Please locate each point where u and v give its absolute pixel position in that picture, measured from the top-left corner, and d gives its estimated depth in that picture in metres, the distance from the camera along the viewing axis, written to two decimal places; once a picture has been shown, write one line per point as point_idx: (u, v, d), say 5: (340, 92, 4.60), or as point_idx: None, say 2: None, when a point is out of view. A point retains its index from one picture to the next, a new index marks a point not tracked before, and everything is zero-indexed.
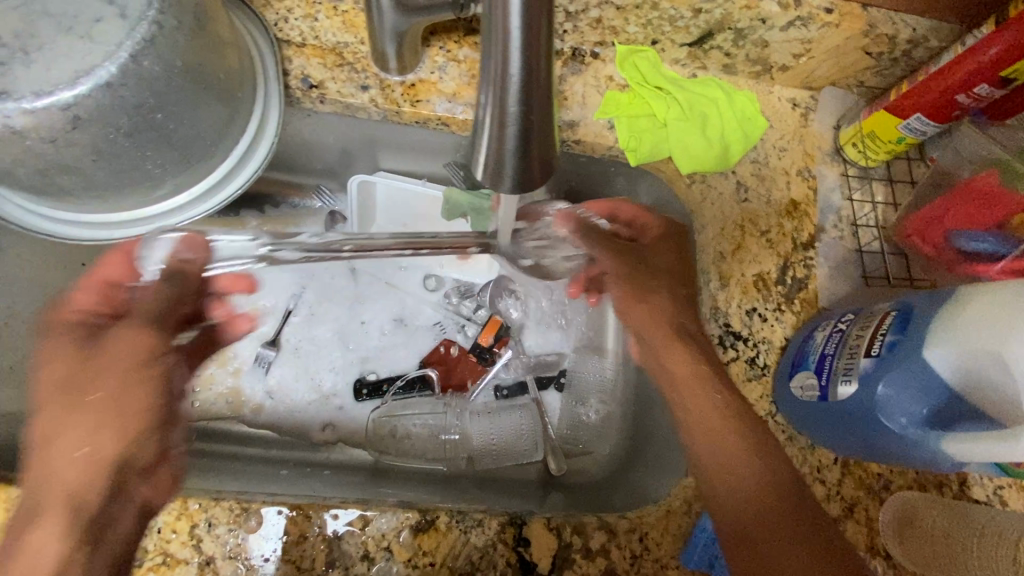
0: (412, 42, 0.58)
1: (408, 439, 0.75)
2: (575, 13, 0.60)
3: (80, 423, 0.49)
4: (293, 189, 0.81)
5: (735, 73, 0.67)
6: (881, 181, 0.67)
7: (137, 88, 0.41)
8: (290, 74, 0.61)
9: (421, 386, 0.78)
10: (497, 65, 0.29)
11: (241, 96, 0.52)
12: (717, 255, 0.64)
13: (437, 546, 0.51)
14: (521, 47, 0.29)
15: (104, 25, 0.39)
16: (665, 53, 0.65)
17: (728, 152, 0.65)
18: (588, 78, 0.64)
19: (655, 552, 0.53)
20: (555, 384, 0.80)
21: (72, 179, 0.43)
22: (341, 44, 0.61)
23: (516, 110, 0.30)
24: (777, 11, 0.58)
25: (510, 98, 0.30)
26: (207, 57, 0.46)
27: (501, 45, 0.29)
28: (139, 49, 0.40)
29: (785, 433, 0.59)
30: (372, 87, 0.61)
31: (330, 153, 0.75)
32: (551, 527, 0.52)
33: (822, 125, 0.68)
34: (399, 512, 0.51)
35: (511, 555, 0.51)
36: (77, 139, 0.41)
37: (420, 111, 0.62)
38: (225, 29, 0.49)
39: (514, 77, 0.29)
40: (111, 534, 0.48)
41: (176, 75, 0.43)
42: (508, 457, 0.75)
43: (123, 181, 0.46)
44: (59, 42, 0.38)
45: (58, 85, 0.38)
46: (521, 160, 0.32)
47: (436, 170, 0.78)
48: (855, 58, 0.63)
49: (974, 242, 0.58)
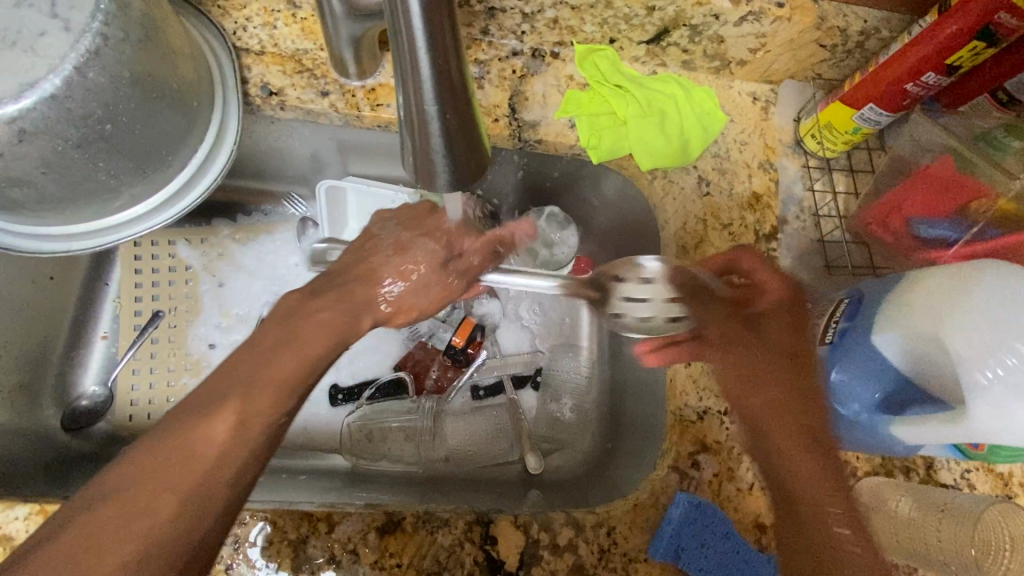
0: (369, 47, 0.58)
1: (384, 443, 0.75)
2: (531, 14, 0.61)
3: (134, 522, 0.39)
4: (263, 197, 0.81)
5: (694, 69, 0.67)
6: (842, 172, 0.68)
7: (83, 100, 0.41)
8: (250, 82, 0.61)
9: (395, 390, 0.78)
10: (409, 63, 0.29)
11: (196, 106, 0.52)
12: (680, 249, 0.64)
13: (404, 547, 0.51)
14: (426, 47, 0.29)
15: (49, 39, 0.39)
16: (624, 51, 0.65)
17: (688, 147, 0.65)
18: (549, 78, 0.65)
19: (624, 546, 0.54)
20: (531, 382, 0.81)
21: (25, 192, 0.44)
22: (300, 51, 0.62)
23: (433, 108, 0.30)
24: (729, 6, 0.59)
25: (427, 97, 0.30)
26: (158, 66, 0.46)
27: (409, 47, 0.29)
28: (84, 60, 0.40)
29: None
30: (333, 92, 0.62)
31: (298, 160, 0.76)
32: (518, 524, 0.53)
33: (782, 118, 0.69)
34: (365, 514, 0.51)
35: (479, 553, 0.52)
36: (25, 152, 0.41)
37: (381, 115, 0.62)
38: (177, 38, 0.49)
39: (426, 80, 0.30)
40: None
41: (125, 85, 0.44)
42: (484, 457, 0.76)
43: (76, 193, 0.46)
44: (2, 57, 0.38)
45: (2, 99, 0.38)
46: (447, 157, 0.32)
47: (405, 174, 0.78)
48: (810, 51, 0.64)
49: (931, 229, 0.59)
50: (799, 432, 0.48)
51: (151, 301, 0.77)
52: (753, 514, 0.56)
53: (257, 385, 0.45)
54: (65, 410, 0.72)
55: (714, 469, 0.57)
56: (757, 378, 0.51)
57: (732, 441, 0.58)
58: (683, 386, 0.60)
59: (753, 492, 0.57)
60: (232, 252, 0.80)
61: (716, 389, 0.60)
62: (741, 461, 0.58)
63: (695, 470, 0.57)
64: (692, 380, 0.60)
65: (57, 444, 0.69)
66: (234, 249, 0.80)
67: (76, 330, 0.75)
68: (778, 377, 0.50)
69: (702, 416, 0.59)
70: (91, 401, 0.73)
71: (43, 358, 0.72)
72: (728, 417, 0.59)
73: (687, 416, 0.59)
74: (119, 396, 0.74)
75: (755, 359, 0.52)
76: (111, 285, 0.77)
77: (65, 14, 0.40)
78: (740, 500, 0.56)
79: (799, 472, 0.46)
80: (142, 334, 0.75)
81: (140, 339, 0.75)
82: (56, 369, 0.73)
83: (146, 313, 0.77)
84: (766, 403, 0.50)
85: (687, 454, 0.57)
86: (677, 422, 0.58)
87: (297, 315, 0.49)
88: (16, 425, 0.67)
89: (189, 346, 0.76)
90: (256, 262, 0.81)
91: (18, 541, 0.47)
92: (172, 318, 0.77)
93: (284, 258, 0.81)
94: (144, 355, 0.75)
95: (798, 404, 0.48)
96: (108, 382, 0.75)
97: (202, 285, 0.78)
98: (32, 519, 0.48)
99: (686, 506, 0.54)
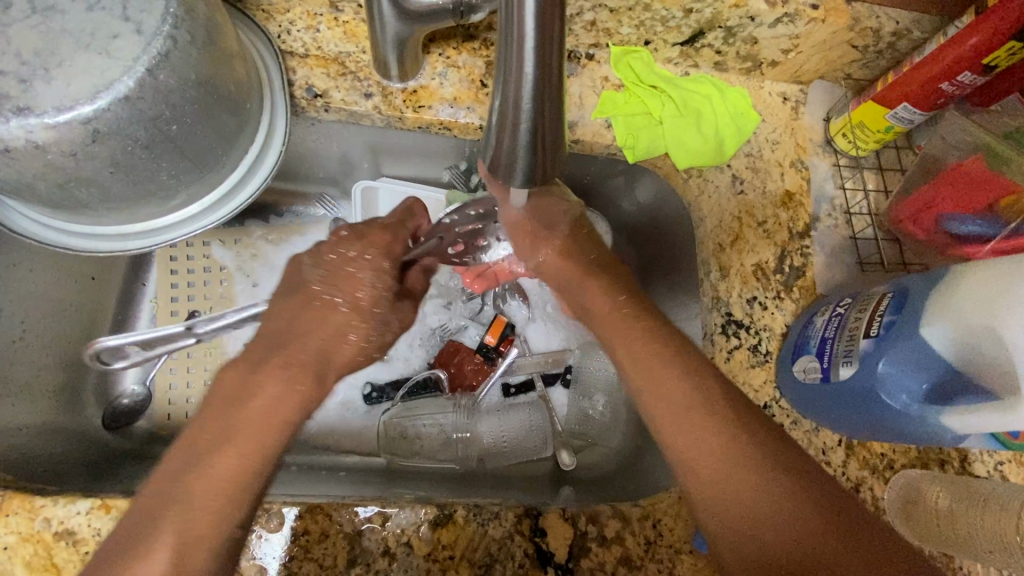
0: (413, 50, 0.59)
1: (418, 440, 0.76)
2: (570, 17, 0.62)
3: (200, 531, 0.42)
4: (296, 198, 0.82)
5: (726, 70, 0.69)
6: (872, 170, 0.69)
7: (153, 101, 0.42)
8: (295, 84, 0.62)
9: (430, 388, 0.80)
10: (512, 64, 0.30)
11: (249, 107, 0.53)
12: (716, 247, 0.65)
13: (456, 539, 0.52)
14: (530, 49, 0.30)
15: (121, 41, 0.40)
16: (658, 53, 0.66)
17: (723, 146, 0.66)
18: (585, 79, 0.66)
19: (669, 538, 0.55)
20: (561, 380, 0.82)
21: (92, 191, 0.45)
22: (343, 54, 0.63)
23: (529, 109, 0.32)
24: (765, 8, 0.60)
25: (524, 97, 0.32)
26: (218, 69, 0.47)
27: (510, 49, 0.30)
28: (155, 63, 0.41)
29: (790, 417, 0.60)
30: (375, 94, 0.63)
31: (333, 161, 0.77)
32: (566, 517, 0.54)
33: (812, 117, 0.70)
34: (417, 508, 0.52)
35: (529, 546, 0.52)
36: (96, 151, 0.42)
37: (423, 116, 0.63)
38: (233, 41, 0.50)
39: (524, 80, 0.31)
40: None
41: (190, 87, 0.45)
42: (518, 454, 0.77)
43: (139, 193, 0.47)
44: (78, 59, 0.39)
45: (78, 100, 0.39)
46: (532, 154, 0.34)
47: (437, 174, 0.79)
48: (841, 52, 0.65)
49: (964, 225, 0.60)
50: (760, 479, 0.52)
51: (187, 301, 0.78)
52: None
53: (194, 502, 0.42)
54: (105, 409, 0.73)
55: None
56: (693, 430, 0.56)
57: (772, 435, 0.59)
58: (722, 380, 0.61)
59: None
60: (265, 253, 0.81)
61: (754, 383, 0.61)
62: None
63: None
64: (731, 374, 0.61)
65: (99, 443, 0.70)
66: (268, 250, 0.81)
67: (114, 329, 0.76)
68: (721, 438, 0.55)
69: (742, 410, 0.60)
70: (130, 400, 0.74)
71: (84, 358, 0.73)
72: (767, 411, 0.60)
73: None
74: (157, 395, 0.75)
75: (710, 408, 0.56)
76: (148, 285, 0.78)
77: (136, 17, 0.41)
78: None
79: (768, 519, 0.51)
80: (180, 334, 0.76)
81: None
82: (96, 368, 0.74)
83: (183, 313, 0.78)
84: (685, 418, 0.57)
85: None
86: None
87: (241, 400, 0.48)
88: (60, 423, 0.68)
89: (226, 345, 0.77)
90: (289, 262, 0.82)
91: (81, 535, 0.48)
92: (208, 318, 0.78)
93: None
94: (181, 354, 0.76)
95: (749, 454, 0.53)
96: (146, 381, 0.75)
97: (237, 285, 0.79)
98: (94, 513, 0.49)
99: None
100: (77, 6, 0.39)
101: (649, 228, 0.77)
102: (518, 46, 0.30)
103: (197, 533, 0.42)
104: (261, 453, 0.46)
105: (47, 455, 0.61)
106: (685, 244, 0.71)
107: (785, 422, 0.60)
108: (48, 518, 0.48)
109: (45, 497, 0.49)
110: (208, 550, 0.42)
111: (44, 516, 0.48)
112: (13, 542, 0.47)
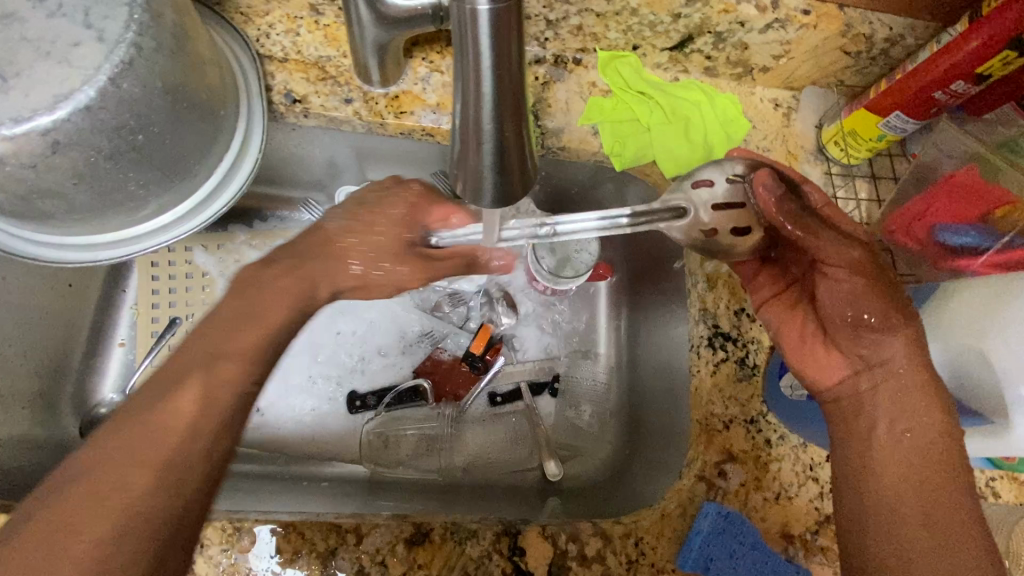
0: (394, 54, 0.58)
1: (401, 449, 0.76)
2: (555, 21, 0.60)
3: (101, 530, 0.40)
4: (280, 203, 0.81)
5: (716, 75, 0.67)
6: (864, 178, 0.68)
7: (117, 111, 0.41)
8: (273, 89, 0.60)
9: (412, 398, 0.77)
10: (471, 82, 0.30)
11: (223, 114, 0.52)
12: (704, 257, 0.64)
13: (432, 558, 0.51)
14: (491, 68, 0.29)
15: (82, 50, 0.39)
16: (646, 58, 0.65)
17: (712, 153, 0.65)
18: (571, 85, 0.65)
19: (652, 557, 0.53)
20: (548, 389, 0.79)
21: (56, 203, 0.44)
22: (323, 58, 0.61)
23: (491, 129, 0.31)
24: (755, 14, 0.59)
25: (484, 117, 0.31)
26: (190, 76, 0.46)
27: (474, 65, 0.29)
28: (118, 71, 0.40)
29: (777, 433, 0.58)
30: (356, 99, 0.61)
31: (316, 166, 0.75)
32: (546, 535, 0.53)
33: (804, 124, 0.68)
34: (393, 526, 0.51)
35: (507, 565, 0.51)
36: (58, 163, 0.41)
37: (404, 123, 0.62)
38: (205, 47, 0.49)
39: (488, 97, 0.30)
40: None
41: (157, 95, 0.43)
42: (503, 464, 0.76)
43: (105, 204, 0.46)
44: (37, 68, 0.38)
45: (37, 111, 0.38)
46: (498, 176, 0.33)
47: (422, 179, 0.78)
48: (834, 58, 0.63)
49: (958, 237, 0.59)
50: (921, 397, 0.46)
51: (168, 307, 0.77)
52: (780, 525, 0.55)
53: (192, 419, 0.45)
54: (83, 419, 0.72)
55: (741, 478, 0.56)
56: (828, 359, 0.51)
57: (758, 451, 0.58)
58: (708, 396, 0.59)
59: (778, 502, 0.56)
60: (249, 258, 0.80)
61: (742, 398, 0.59)
62: (767, 471, 0.57)
63: (722, 479, 0.56)
64: (717, 390, 0.59)
65: None
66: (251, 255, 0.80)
67: (93, 336, 0.75)
68: (909, 378, 0.47)
69: (728, 425, 0.58)
70: (109, 409, 0.73)
71: (61, 366, 0.72)
72: (753, 426, 0.58)
73: (713, 425, 0.58)
74: None
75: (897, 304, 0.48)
76: (128, 291, 0.76)
77: (98, 24, 0.40)
78: (766, 510, 0.56)
79: (880, 446, 0.47)
80: (160, 341, 0.75)
81: (158, 346, 0.75)
82: (74, 376, 0.73)
83: (163, 320, 0.76)
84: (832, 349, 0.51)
85: (713, 463, 0.57)
86: (702, 431, 0.58)
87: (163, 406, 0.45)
88: (34, 433, 0.67)
89: None
90: None
91: None
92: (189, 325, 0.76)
93: None
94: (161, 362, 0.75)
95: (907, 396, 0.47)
96: (125, 389, 0.74)
97: (218, 291, 0.78)
98: None
99: (714, 516, 0.54)
100: (37, 13, 0.38)
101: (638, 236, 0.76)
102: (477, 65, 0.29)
103: (219, 394, 0.47)
104: (266, 339, 0.51)
105: (18, 467, 0.60)
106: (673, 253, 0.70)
107: (772, 438, 0.58)
108: None
109: None
110: (230, 396, 0.48)
111: None
112: None
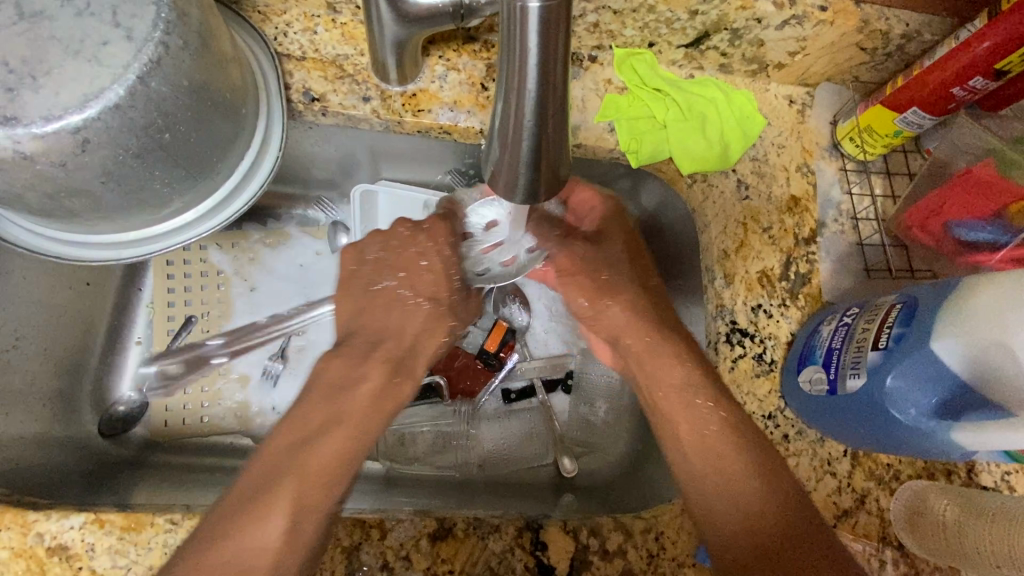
0: (413, 53, 0.58)
1: (417, 446, 0.76)
2: (572, 19, 0.61)
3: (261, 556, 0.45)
4: (295, 202, 0.81)
5: (731, 72, 0.67)
6: (879, 174, 0.68)
7: (145, 109, 0.41)
8: (291, 87, 0.61)
9: (429, 394, 0.78)
10: (514, 78, 0.30)
11: (245, 112, 0.52)
12: (721, 254, 0.64)
13: (456, 552, 0.51)
14: (535, 63, 0.30)
15: (111, 48, 0.39)
16: (662, 55, 0.65)
17: (727, 150, 0.65)
18: (587, 82, 0.65)
19: (672, 551, 0.54)
20: (562, 386, 0.81)
21: (82, 202, 0.44)
22: (340, 56, 0.62)
23: (531, 126, 0.32)
24: (772, 10, 0.59)
25: (525, 114, 0.31)
26: (212, 75, 0.46)
27: (518, 63, 0.30)
28: (146, 70, 0.40)
29: (794, 427, 0.59)
30: (374, 98, 0.62)
31: (332, 164, 0.75)
32: (568, 530, 0.53)
33: (818, 120, 0.69)
34: (418, 521, 0.51)
35: (530, 560, 0.52)
36: (86, 161, 0.41)
37: (422, 120, 0.62)
38: (228, 45, 0.49)
39: (530, 93, 0.31)
40: (129, 555, 0.48)
41: (183, 94, 0.43)
42: (520, 460, 0.77)
43: (132, 202, 0.46)
44: (66, 66, 0.38)
45: (67, 109, 0.38)
46: (533, 172, 0.34)
47: (437, 176, 0.78)
48: (850, 54, 0.64)
49: (974, 232, 0.59)
50: (776, 484, 0.53)
51: (184, 306, 0.77)
52: None
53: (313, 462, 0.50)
54: (101, 416, 0.72)
55: None
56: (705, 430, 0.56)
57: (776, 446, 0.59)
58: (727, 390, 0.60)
59: None
60: (264, 257, 0.80)
61: (759, 393, 0.60)
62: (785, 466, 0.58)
63: None
64: (735, 384, 0.60)
65: (94, 450, 0.69)
66: (267, 254, 0.80)
67: (110, 335, 0.75)
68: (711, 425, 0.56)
69: None
70: (126, 407, 0.74)
71: (79, 364, 0.72)
72: (771, 421, 0.59)
73: None
74: (154, 402, 0.74)
75: (683, 389, 0.58)
76: (144, 290, 0.77)
77: (126, 23, 0.40)
78: None
79: (731, 501, 0.53)
80: (177, 338, 0.75)
81: (175, 343, 0.75)
82: (92, 375, 0.73)
83: (179, 318, 0.77)
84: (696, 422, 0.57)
85: None
86: None
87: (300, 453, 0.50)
88: (55, 432, 0.67)
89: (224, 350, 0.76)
90: (287, 266, 0.81)
91: (75, 550, 0.47)
92: (205, 323, 0.77)
93: (314, 263, 0.81)
94: (178, 360, 0.75)
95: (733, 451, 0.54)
96: (143, 387, 0.75)
97: (234, 289, 0.78)
98: (88, 527, 0.48)
99: None
100: (65, 11, 0.38)
101: (652, 232, 0.77)
102: (523, 60, 0.29)
103: (309, 503, 0.48)
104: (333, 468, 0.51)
105: (40, 465, 0.61)
106: (688, 250, 0.70)
107: (790, 433, 0.59)
108: (41, 532, 0.47)
109: (38, 511, 0.48)
110: (330, 488, 0.50)
111: (37, 530, 0.47)
112: (6, 557, 0.47)
